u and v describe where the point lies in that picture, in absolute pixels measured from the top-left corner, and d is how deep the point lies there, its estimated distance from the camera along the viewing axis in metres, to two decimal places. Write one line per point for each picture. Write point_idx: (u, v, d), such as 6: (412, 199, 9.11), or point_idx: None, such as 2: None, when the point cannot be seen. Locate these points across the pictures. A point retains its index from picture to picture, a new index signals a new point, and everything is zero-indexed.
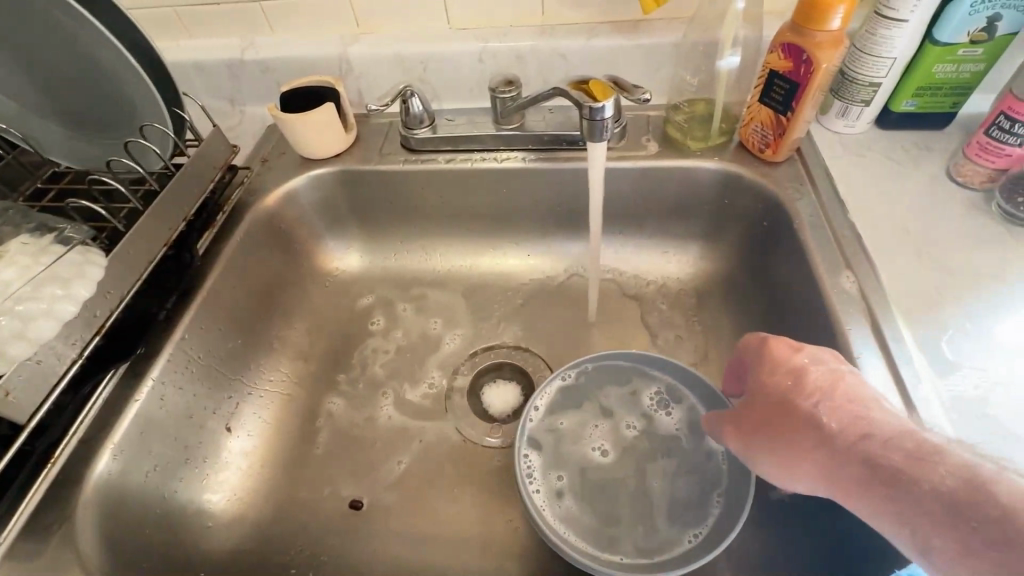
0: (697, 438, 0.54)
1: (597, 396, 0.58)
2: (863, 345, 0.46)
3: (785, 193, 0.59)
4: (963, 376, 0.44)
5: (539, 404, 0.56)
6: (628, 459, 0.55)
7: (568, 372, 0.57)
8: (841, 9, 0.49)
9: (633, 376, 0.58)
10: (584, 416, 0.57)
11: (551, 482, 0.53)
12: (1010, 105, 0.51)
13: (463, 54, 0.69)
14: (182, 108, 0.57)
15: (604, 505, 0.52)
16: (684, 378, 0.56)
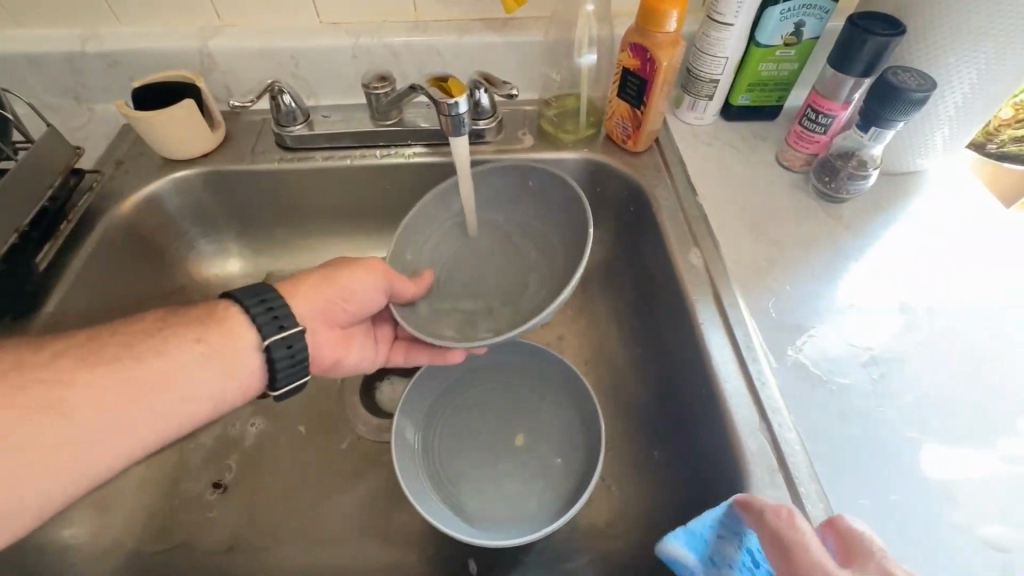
0: (533, 399, 0.58)
1: (430, 400, 0.57)
2: (711, 324, 0.52)
3: (645, 181, 0.64)
4: (804, 364, 0.49)
5: (406, 420, 0.54)
6: (480, 436, 0.57)
7: (420, 389, 0.56)
8: (674, 13, 0.54)
9: (460, 375, 0.58)
10: (427, 419, 0.56)
11: (435, 485, 0.52)
12: (815, 100, 0.59)
13: (336, 50, 0.68)
14: (4, 108, 0.52)
15: (479, 484, 0.54)
16: (508, 356, 0.58)
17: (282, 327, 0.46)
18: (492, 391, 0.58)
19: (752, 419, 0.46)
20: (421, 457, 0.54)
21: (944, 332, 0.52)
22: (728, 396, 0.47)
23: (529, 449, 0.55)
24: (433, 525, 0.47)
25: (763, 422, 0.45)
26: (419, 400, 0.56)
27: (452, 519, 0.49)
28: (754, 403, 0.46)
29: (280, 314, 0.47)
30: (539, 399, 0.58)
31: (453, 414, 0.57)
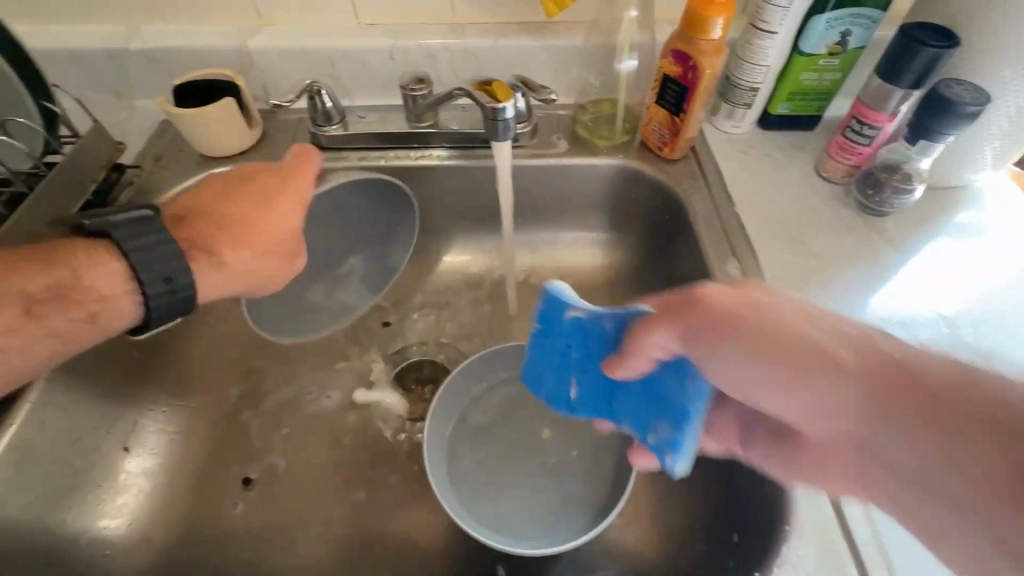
0: None
1: (460, 406, 0.56)
2: None
3: (681, 188, 0.64)
4: None
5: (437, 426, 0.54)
6: (509, 442, 0.56)
7: (451, 395, 0.56)
8: (720, 20, 0.54)
9: (491, 382, 0.58)
10: (457, 425, 0.56)
11: (466, 491, 0.52)
12: (859, 110, 0.58)
13: (372, 50, 0.68)
14: (53, 102, 0.52)
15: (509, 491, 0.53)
16: None
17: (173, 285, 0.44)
18: (522, 398, 0.58)
19: None
20: (451, 463, 0.53)
21: (992, 350, 0.51)
22: None
23: (559, 457, 0.55)
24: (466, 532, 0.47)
25: None
26: (449, 407, 0.55)
27: (487, 530, 0.49)
28: None
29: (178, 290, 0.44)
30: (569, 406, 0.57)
31: (482, 419, 0.57)
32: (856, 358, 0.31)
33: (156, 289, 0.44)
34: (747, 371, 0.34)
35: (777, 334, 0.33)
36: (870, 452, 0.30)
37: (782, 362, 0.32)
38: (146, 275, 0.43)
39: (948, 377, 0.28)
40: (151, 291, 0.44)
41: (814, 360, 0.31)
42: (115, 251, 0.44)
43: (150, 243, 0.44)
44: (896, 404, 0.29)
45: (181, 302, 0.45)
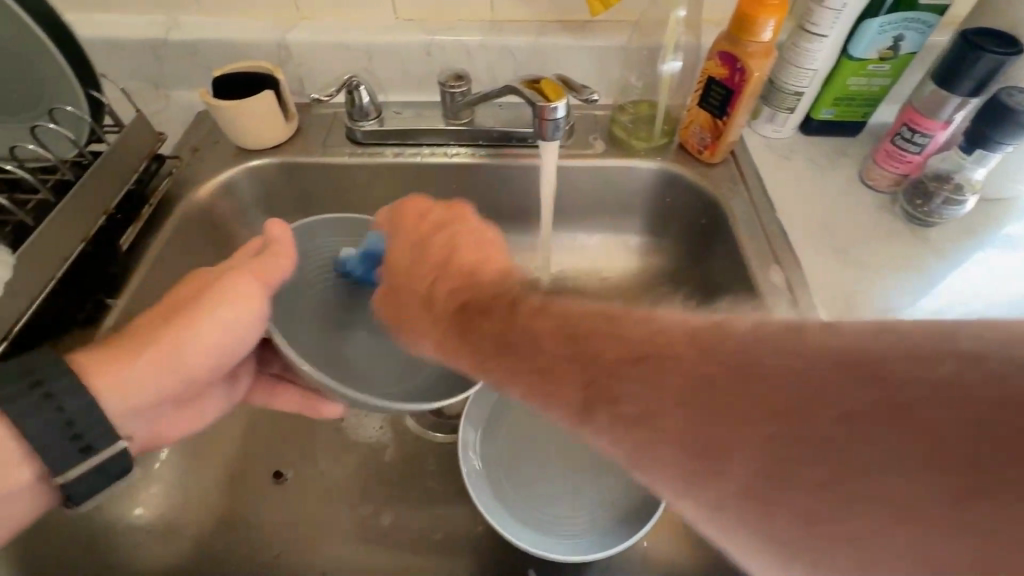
0: None
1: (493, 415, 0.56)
2: None
3: (721, 193, 0.62)
4: None
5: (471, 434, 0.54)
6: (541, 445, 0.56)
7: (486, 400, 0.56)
8: (771, 22, 0.53)
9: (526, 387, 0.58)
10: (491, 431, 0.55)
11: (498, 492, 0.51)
12: (911, 117, 0.56)
13: (411, 47, 0.68)
14: (100, 91, 0.53)
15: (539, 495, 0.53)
16: None
17: (91, 451, 0.37)
18: None
19: None
20: (483, 464, 0.53)
21: None
22: None
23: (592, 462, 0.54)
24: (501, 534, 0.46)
25: None
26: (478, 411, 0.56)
27: (527, 532, 0.48)
28: None
29: (85, 434, 0.37)
30: None
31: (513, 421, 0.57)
32: (678, 331, 0.29)
33: (65, 456, 0.36)
34: (613, 424, 0.29)
35: (587, 329, 0.32)
36: (466, 331, 0.40)
37: (460, 342, 0.40)
38: (40, 446, 0.35)
39: (756, 334, 0.27)
40: (53, 460, 0.36)
41: (653, 341, 0.29)
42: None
43: (39, 402, 0.35)
44: (479, 325, 0.39)
45: (109, 475, 0.39)
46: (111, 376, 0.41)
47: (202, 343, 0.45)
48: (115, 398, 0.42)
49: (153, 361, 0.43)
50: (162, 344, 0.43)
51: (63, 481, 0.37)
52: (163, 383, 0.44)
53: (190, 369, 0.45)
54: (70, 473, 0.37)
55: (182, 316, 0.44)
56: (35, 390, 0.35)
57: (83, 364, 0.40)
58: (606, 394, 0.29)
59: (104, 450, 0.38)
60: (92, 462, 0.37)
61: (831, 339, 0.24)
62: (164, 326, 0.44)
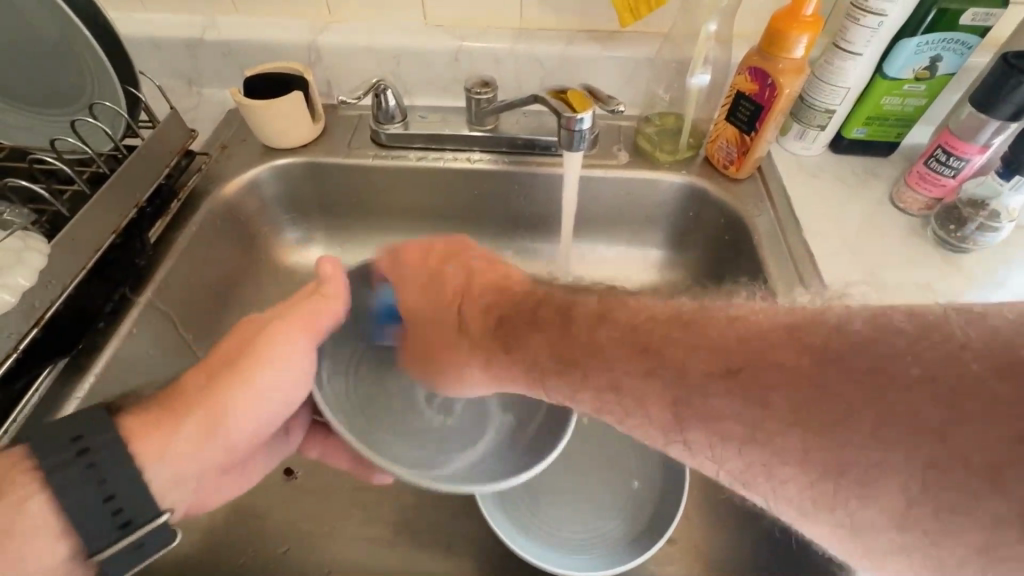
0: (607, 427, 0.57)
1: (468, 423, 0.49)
2: None
3: (746, 209, 0.61)
4: None
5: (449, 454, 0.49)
6: (552, 458, 0.56)
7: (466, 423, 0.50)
8: (804, 38, 0.52)
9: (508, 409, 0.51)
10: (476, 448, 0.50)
11: (509, 505, 0.52)
12: (947, 140, 0.55)
13: (439, 52, 0.68)
14: (137, 88, 0.55)
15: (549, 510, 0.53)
16: None
17: (130, 526, 0.36)
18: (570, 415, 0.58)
19: None
20: None
21: None
22: None
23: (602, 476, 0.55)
24: (509, 544, 0.47)
25: None
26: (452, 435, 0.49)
27: (533, 544, 0.48)
28: None
29: (126, 510, 0.36)
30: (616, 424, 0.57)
31: None
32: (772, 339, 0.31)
33: (101, 533, 0.35)
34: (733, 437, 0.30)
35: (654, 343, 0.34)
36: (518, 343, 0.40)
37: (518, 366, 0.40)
38: (78, 522, 0.35)
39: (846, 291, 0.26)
40: (90, 537, 0.35)
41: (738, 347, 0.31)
42: (35, 483, 0.35)
43: (79, 473, 0.35)
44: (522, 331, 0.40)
45: (146, 551, 0.37)
46: (152, 446, 0.39)
47: (248, 406, 0.43)
48: (159, 472, 0.39)
49: (194, 433, 0.41)
50: (205, 409, 0.41)
51: (99, 559, 0.36)
52: (208, 457, 0.42)
53: (232, 436, 0.43)
54: (103, 553, 0.35)
55: (228, 377, 0.42)
56: (79, 459, 0.35)
57: (124, 429, 0.39)
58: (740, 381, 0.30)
59: (145, 525, 0.37)
60: (135, 538, 0.37)
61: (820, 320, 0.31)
62: (209, 388, 0.42)
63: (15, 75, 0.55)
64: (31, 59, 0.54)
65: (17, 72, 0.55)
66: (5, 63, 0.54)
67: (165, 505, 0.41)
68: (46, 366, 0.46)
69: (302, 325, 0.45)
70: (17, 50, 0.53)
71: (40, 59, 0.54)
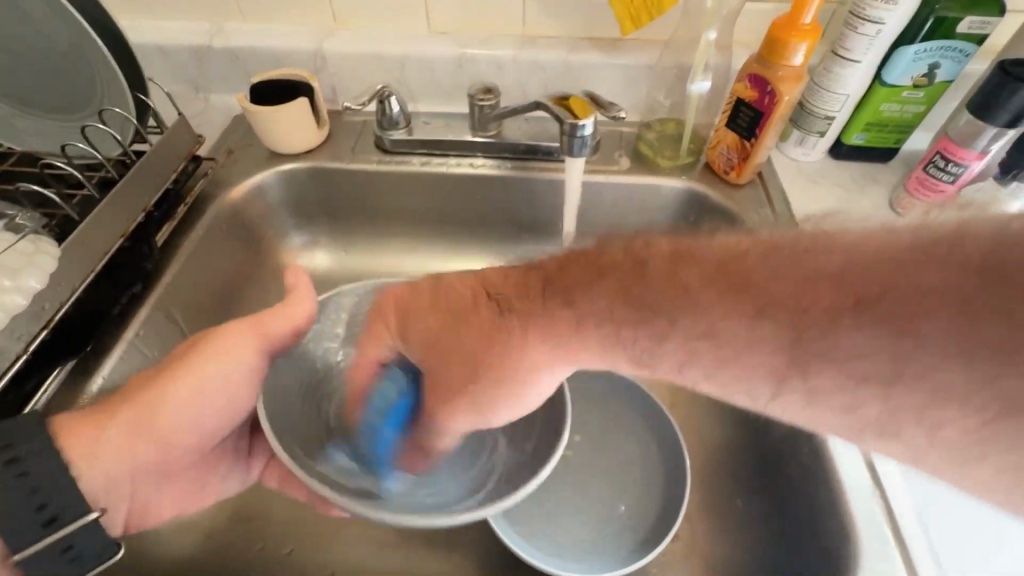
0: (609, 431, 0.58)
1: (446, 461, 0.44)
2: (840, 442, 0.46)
3: (747, 214, 0.62)
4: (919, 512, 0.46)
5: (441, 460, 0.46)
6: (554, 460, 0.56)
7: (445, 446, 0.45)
8: (803, 46, 0.53)
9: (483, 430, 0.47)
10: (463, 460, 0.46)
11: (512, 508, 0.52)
12: (945, 146, 0.55)
13: (443, 58, 0.69)
14: (146, 94, 0.56)
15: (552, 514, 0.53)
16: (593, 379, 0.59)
17: (55, 524, 0.36)
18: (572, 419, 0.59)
19: (867, 491, 0.43)
20: None
21: None
22: (837, 459, 0.45)
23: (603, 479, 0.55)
24: (512, 547, 0.47)
25: (882, 501, 0.42)
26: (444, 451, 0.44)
27: (535, 547, 0.49)
28: (870, 474, 0.44)
29: (52, 505, 0.36)
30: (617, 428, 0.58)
31: None
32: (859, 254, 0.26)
33: (25, 531, 0.35)
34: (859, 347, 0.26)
35: (755, 276, 0.29)
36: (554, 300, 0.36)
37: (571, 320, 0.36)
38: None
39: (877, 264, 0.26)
40: (15, 534, 0.35)
41: (855, 270, 0.26)
42: None
43: (4, 467, 0.35)
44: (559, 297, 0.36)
45: (80, 555, 0.38)
46: (82, 447, 0.40)
47: (187, 404, 0.45)
48: (86, 465, 0.41)
49: (125, 433, 0.42)
50: (143, 405, 0.43)
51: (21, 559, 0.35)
52: (141, 457, 0.44)
53: (168, 433, 0.45)
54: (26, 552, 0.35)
55: (169, 375, 0.44)
56: (4, 454, 0.35)
57: (58, 425, 0.40)
58: (878, 306, 0.25)
59: (73, 521, 0.37)
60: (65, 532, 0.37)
61: (967, 239, 0.24)
62: (151, 381, 0.44)
63: (27, 82, 0.56)
64: (43, 66, 0.55)
65: (29, 79, 0.56)
66: (18, 70, 0.55)
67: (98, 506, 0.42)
68: (54, 367, 0.47)
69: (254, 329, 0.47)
70: (30, 58, 0.54)
71: (51, 66, 0.55)
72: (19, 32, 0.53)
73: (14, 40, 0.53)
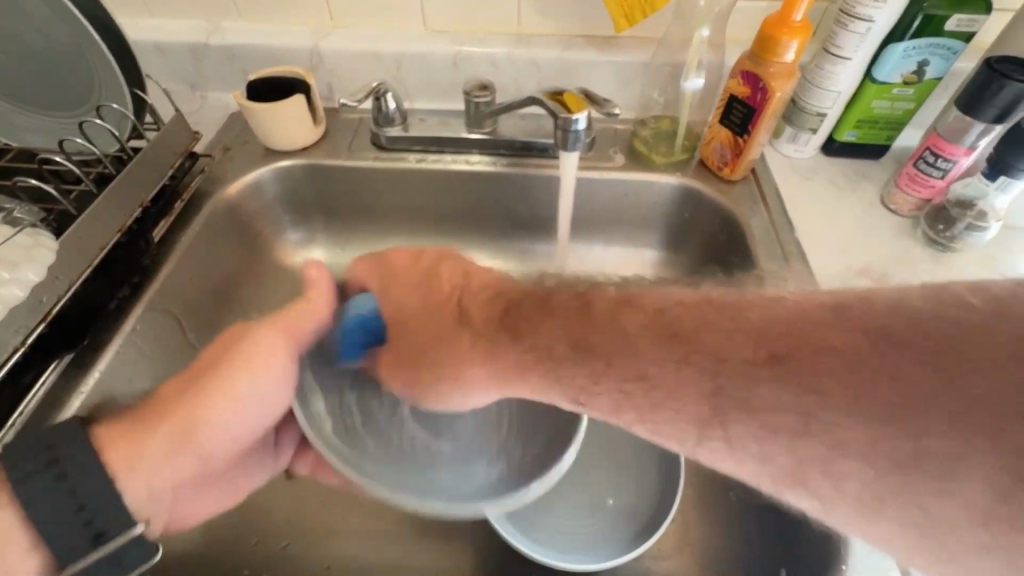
0: (603, 425, 0.58)
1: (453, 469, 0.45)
2: None
3: (741, 210, 0.62)
4: None
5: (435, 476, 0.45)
6: None
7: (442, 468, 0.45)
8: (794, 43, 0.53)
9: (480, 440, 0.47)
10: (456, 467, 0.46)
11: None
12: (935, 142, 0.56)
13: (439, 56, 0.69)
14: (143, 90, 0.56)
15: (547, 507, 0.53)
16: None
17: (101, 539, 0.36)
18: None
19: None
20: None
21: None
22: None
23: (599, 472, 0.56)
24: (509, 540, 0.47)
25: None
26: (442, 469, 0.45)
27: (532, 539, 0.49)
28: None
29: (100, 521, 0.36)
30: (611, 423, 0.58)
31: None
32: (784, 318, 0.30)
33: (74, 546, 0.35)
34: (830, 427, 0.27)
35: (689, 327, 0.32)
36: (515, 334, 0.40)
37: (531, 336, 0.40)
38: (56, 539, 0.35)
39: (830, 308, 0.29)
40: (62, 547, 0.35)
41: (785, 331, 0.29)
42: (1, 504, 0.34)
43: (51, 481, 0.35)
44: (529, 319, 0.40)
45: (125, 564, 0.38)
46: (124, 456, 0.40)
47: (228, 411, 0.45)
48: (135, 482, 0.40)
49: (169, 438, 0.42)
50: (186, 416, 0.43)
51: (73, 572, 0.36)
52: (182, 466, 0.43)
53: (205, 440, 0.45)
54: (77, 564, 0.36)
55: (211, 380, 0.44)
56: (49, 469, 0.35)
57: (98, 438, 0.39)
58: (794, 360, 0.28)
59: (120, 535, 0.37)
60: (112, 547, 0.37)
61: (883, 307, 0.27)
62: (187, 394, 0.44)
63: (24, 79, 0.56)
64: (40, 62, 0.55)
65: (25, 76, 0.56)
66: (14, 67, 0.55)
67: (141, 517, 0.41)
68: (51, 361, 0.47)
69: (284, 330, 0.48)
70: (28, 54, 0.55)
71: (48, 62, 0.55)
72: (16, 29, 0.53)
73: (12, 37, 0.53)
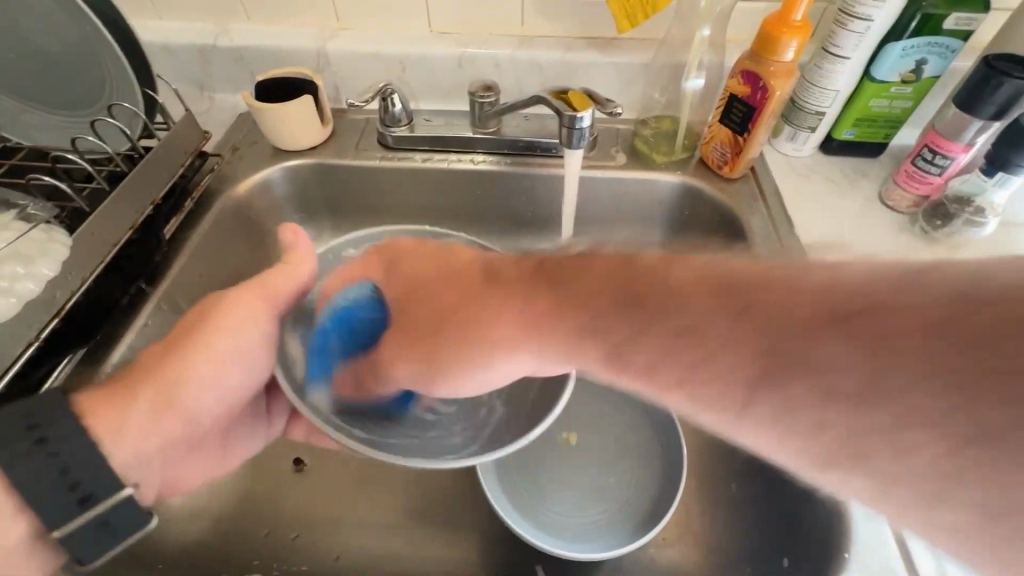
0: (606, 420, 0.59)
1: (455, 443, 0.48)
2: None
3: (741, 208, 0.63)
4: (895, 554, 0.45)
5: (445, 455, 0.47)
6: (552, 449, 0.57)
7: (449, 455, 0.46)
8: (793, 42, 0.54)
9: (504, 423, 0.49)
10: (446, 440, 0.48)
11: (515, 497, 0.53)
12: (933, 140, 0.57)
13: (443, 57, 0.71)
14: (154, 90, 0.57)
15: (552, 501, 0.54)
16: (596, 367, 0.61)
17: (88, 502, 0.36)
18: (571, 408, 0.60)
19: None
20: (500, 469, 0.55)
21: None
22: None
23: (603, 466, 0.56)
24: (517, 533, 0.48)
25: None
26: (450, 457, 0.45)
27: (538, 532, 0.50)
28: None
29: (86, 484, 0.36)
30: (614, 418, 0.59)
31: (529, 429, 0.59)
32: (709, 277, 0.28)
33: (61, 510, 0.35)
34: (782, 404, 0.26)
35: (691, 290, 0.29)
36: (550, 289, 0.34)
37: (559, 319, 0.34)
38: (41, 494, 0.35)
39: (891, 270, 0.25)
40: (51, 511, 0.35)
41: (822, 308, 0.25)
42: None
43: (30, 447, 0.35)
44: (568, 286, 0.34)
45: (119, 534, 0.38)
46: (108, 421, 0.40)
47: (212, 370, 0.46)
48: (119, 449, 0.41)
49: (150, 406, 0.43)
50: (165, 381, 0.44)
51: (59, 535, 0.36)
52: (169, 428, 0.44)
53: (188, 402, 0.45)
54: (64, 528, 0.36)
55: (182, 348, 0.45)
56: (31, 434, 0.35)
57: (78, 406, 0.39)
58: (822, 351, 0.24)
59: (107, 497, 0.37)
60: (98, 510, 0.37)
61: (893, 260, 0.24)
62: (166, 359, 0.45)
63: (37, 79, 0.57)
64: (54, 63, 0.56)
65: (39, 77, 0.57)
66: (29, 68, 0.57)
67: (131, 481, 0.42)
68: (64, 355, 0.48)
69: (258, 292, 0.48)
70: (42, 55, 0.56)
71: (61, 62, 0.56)
72: (31, 30, 0.54)
73: (27, 39, 0.54)
